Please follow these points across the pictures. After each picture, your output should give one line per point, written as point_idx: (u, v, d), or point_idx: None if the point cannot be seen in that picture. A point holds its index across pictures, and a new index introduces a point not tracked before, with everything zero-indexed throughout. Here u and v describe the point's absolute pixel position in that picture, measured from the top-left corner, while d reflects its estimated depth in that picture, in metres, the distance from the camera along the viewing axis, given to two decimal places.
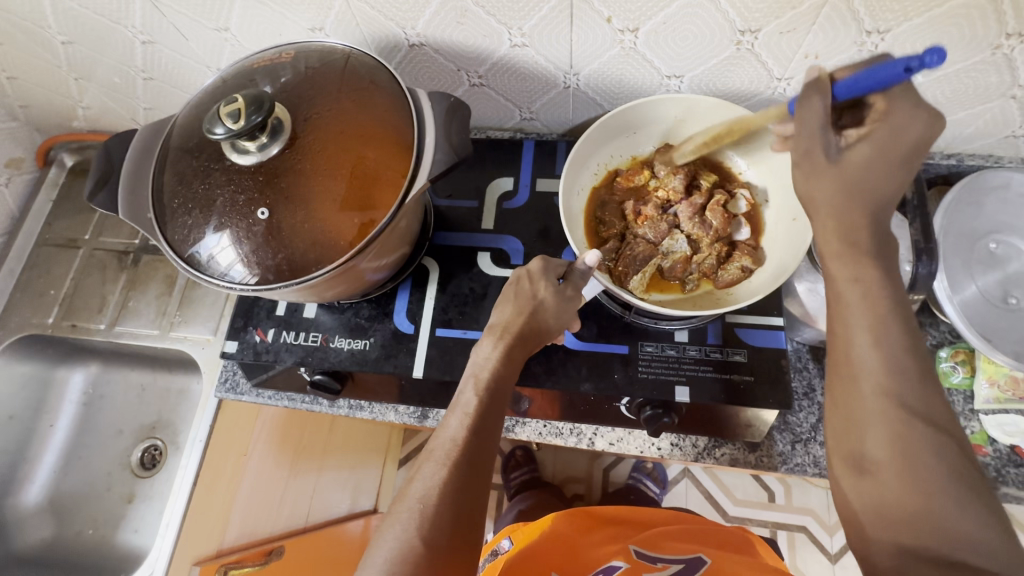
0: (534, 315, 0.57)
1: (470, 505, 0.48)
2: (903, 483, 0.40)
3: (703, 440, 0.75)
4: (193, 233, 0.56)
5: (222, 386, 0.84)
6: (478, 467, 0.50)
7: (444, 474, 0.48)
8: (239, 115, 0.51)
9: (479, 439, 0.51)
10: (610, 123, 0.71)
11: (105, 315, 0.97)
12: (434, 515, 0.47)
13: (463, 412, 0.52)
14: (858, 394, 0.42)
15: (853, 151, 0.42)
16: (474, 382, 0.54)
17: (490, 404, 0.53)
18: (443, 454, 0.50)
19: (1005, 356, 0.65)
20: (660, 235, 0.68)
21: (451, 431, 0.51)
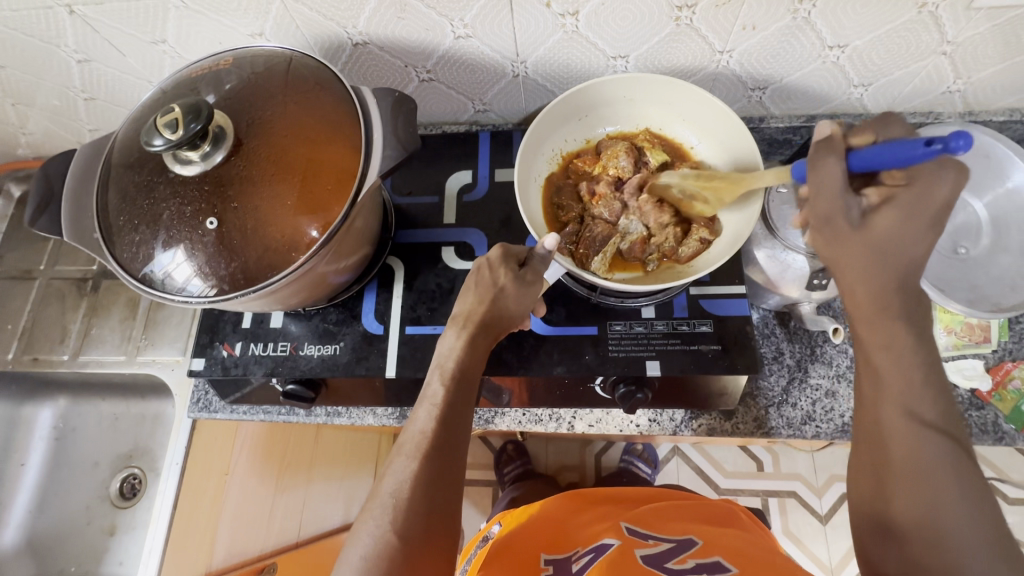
0: (496, 303, 0.57)
1: (442, 495, 0.49)
2: (929, 546, 0.41)
3: (680, 413, 0.76)
4: (143, 250, 0.55)
5: (195, 406, 0.82)
6: (448, 456, 0.50)
7: (415, 466, 0.49)
8: (177, 125, 0.50)
9: (449, 430, 0.51)
10: (560, 108, 0.71)
11: (68, 345, 0.95)
12: (408, 507, 0.47)
13: (431, 404, 0.53)
14: (888, 454, 0.45)
15: (878, 216, 0.47)
16: (440, 373, 0.55)
17: (458, 392, 0.53)
18: (413, 446, 0.50)
19: (957, 304, 0.67)
20: (615, 214, 0.69)
21: (420, 423, 0.52)
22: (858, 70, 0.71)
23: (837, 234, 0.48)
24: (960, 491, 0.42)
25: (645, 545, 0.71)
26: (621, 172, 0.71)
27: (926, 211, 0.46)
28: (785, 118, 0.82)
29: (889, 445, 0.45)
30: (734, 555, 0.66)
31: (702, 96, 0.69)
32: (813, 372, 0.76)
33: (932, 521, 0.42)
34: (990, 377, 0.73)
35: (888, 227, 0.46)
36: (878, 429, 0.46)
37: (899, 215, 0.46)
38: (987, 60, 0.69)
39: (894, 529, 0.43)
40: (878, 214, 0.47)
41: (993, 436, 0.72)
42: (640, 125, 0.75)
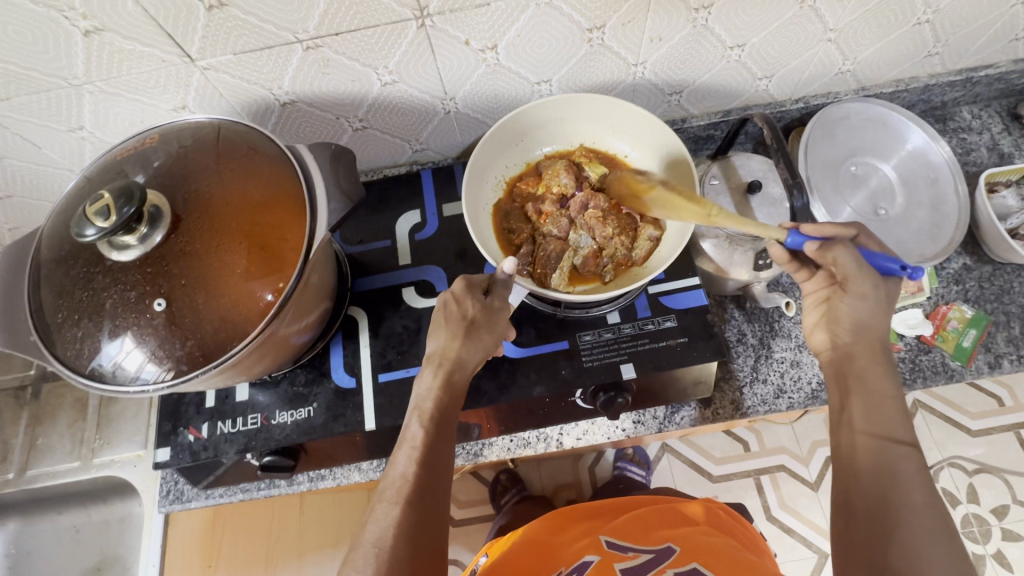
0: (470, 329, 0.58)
1: (425, 534, 0.50)
2: (891, 520, 0.49)
3: (662, 409, 0.77)
4: (89, 345, 0.52)
5: (166, 499, 0.77)
6: (431, 499, 0.52)
7: (398, 512, 0.51)
8: (109, 211, 0.48)
9: (429, 471, 0.53)
10: (496, 138, 0.74)
11: (12, 462, 0.87)
12: (392, 552, 0.48)
13: (411, 447, 0.54)
14: (858, 444, 0.54)
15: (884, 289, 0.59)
16: (418, 414, 0.56)
17: (436, 432, 0.55)
18: (394, 492, 0.52)
19: None
20: (564, 230, 0.71)
21: (402, 467, 0.53)
22: (760, 64, 0.78)
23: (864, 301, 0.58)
24: (917, 484, 0.51)
25: (625, 557, 0.72)
26: (564, 189, 0.74)
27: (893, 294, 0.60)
28: (705, 116, 0.87)
29: (858, 436, 0.55)
30: (709, 556, 0.71)
31: (626, 107, 0.73)
32: (775, 346, 0.79)
33: (889, 498, 0.50)
34: (931, 323, 0.79)
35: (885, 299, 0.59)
36: (855, 427, 0.55)
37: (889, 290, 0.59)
38: (866, 40, 0.76)
39: (860, 505, 0.51)
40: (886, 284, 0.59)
41: (945, 375, 0.77)
42: (575, 142, 0.79)
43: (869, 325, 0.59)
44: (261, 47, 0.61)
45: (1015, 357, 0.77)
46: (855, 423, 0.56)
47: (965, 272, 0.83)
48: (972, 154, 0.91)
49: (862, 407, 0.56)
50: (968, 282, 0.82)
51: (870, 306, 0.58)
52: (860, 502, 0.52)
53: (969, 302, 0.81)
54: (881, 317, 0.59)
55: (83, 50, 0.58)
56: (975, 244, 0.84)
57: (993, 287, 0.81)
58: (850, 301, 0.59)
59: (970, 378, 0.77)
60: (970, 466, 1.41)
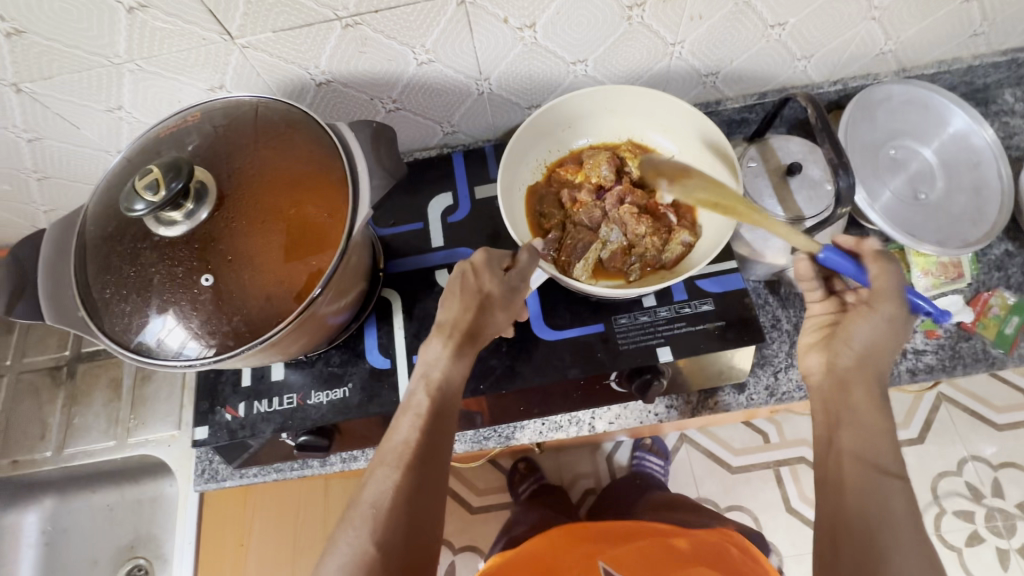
0: (463, 335, 0.58)
1: (424, 507, 0.53)
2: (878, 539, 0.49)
3: (695, 394, 0.76)
4: (136, 320, 0.52)
5: (200, 479, 0.78)
6: (432, 464, 0.54)
7: (399, 477, 0.53)
8: (158, 185, 0.48)
9: (432, 444, 0.55)
10: (536, 123, 0.71)
11: (49, 440, 0.88)
12: (387, 518, 0.51)
13: (415, 415, 0.56)
14: (843, 461, 0.54)
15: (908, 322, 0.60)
16: (425, 382, 0.57)
17: (441, 406, 0.56)
18: (396, 457, 0.54)
19: (931, 246, 0.74)
20: (596, 221, 0.69)
21: (404, 434, 0.55)
22: (800, 44, 0.76)
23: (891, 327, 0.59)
24: (900, 502, 0.51)
25: None
26: (603, 181, 0.71)
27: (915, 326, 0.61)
28: (740, 98, 0.85)
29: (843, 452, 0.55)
30: None
31: (677, 104, 0.69)
32: None
33: (877, 516, 0.50)
34: (972, 310, 0.77)
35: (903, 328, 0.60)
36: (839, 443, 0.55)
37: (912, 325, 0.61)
38: (911, 19, 0.74)
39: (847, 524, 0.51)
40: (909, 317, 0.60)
41: (986, 362, 0.75)
42: (623, 136, 0.75)
43: (875, 344, 0.59)
44: (301, 25, 0.61)
45: None
46: (841, 441, 0.56)
47: (1007, 259, 0.80)
48: (1015, 138, 0.89)
49: (852, 423, 0.56)
50: (1011, 269, 0.80)
51: (886, 327, 0.59)
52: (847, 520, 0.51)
53: (1011, 289, 0.79)
54: (880, 342, 0.58)
55: (127, 27, 0.58)
56: (1018, 230, 0.82)
57: None
58: (872, 319, 0.59)
59: (1013, 367, 0.75)
60: (995, 461, 1.40)
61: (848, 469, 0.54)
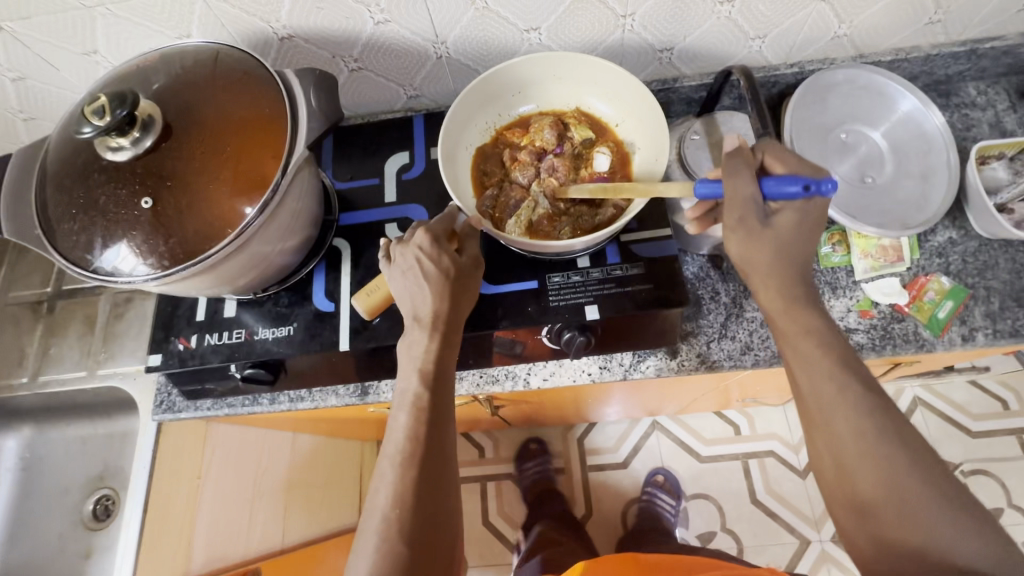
0: (435, 323, 0.62)
1: (427, 481, 0.58)
2: (899, 516, 0.51)
3: (629, 357, 0.79)
4: (84, 239, 0.57)
5: (159, 409, 0.83)
6: (429, 450, 0.60)
7: (400, 469, 0.58)
8: (104, 111, 0.52)
9: (428, 429, 0.60)
10: (484, 85, 0.74)
11: (26, 367, 0.94)
12: (404, 502, 0.57)
13: (410, 409, 0.61)
14: (847, 439, 0.54)
15: (779, 216, 0.59)
16: (420, 375, 0.62)
17: (435, 393, 0.62)
18: (395, 451, 0.60)
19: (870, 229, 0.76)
20: (533, 181, 0.72)
21: (403, 429, 0.60)
22: (751, 22, 0.78)
23: (750, 232, 0.58)
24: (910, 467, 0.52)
25: None
26: (545, 144, 0.74)
27: (813, 217, 0.59)
28: (697, 77, 0.87)
29: (836, 428, 0.55)
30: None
31: (617, 72, 0.71)
32: (747, 306, 0.80)
33: (894, 493, 0.51)
34: (908, 292, 0.78)
35: (789, 224, 0.59)
36: (826, 420, 0.55)
37: (794, 217, 0.58)
38: (863, 2, 0.75)
39: (867, 508, 0.52)
40: (780, 215, 0.59)
41: (916, 343, 0.76)
42: (572, 104, 0.78)
43: (752, 262, 0.60)
44: None
45: (991, 331, 0.76)
46: (832, 414, 0.55)
47: (949, 246, 0.81)
48: (972, 130, 0.89)
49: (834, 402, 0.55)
50: (952, 255, 0.81)
51: (745, 240, 0.59)
52: (867, 504, 0.52)
53: (950, 275, 0.80)
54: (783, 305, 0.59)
55: None
56: (962, 218, 0.82)
57: (976, 262, 0.80)
58: (732, 238, 0.60)
59: (942, 350, 0.76)
60: None
61: (855, 457, 0.53)
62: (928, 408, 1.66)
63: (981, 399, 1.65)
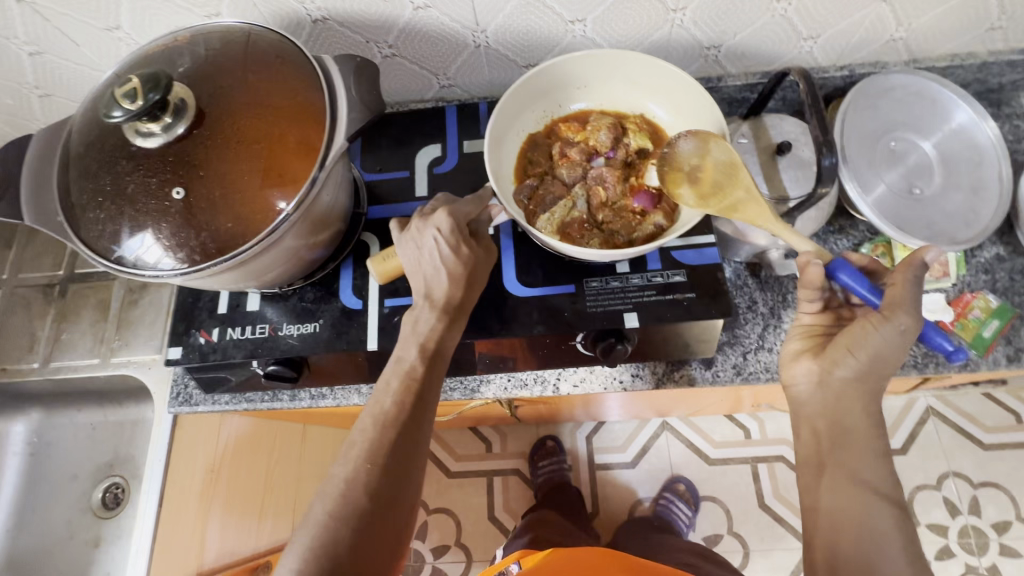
0: (449, 309, 0.61)
1: (404, 443, 0.57)
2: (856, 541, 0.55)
3: (662, 365, 0.77)
4: (108, 227, 0.54)
5: (175, 401, 0.81)
6: (414, 414, 0.58)
7: (381, 428, 0.57)
8: (137, 95, 0.50)
9: (416, 394, 0.58)
10: (546, 73, 0.70)
11: (37, 352, 0.91)
12: (374, 455, 0.56)
13: (406, 373, 0.59)
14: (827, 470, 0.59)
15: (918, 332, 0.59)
16: (417, 343, 0.60)
17: (431, 364, 0.60)
18: (378, 411, 0.58)
19: (918, 242, 0.73)
20: (577, 180, 0.67)
21: (389, 390, 0.59)
22: (805, 22, 0.74)
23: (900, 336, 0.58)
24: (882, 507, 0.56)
25: None
26: (598, 145, 0.69)
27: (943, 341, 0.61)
28: (742, 76, 0.83)
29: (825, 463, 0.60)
30: None
31: (688, 84, 0.67)
32: (785, 317, 0.78)
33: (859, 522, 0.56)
34: (952, 309, 0.76)
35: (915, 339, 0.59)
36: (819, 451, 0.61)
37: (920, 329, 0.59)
38: (923, 5, 0.72)
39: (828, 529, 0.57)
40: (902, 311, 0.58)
41: (959, 362, 0.74)
42: (637, 110, 0.73)
43: (881, 350, 0.58)
44: None
45: None
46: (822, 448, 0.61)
47: (996, 262, 0.79)
48: (1023, 143, 0.86)
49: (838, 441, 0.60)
50: (999, 273, 0.78)
51: (899, 339, 0.57)
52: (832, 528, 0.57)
53: (996, 292, 0.77)
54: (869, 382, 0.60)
55: None
56: (1010, 234, 0.80)
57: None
58: (886, 326, 0.58)
59: (986, 370, 0.74)
60: None
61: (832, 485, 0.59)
62: (941, 418, 1.65)
63: (994, 411, 1.64)
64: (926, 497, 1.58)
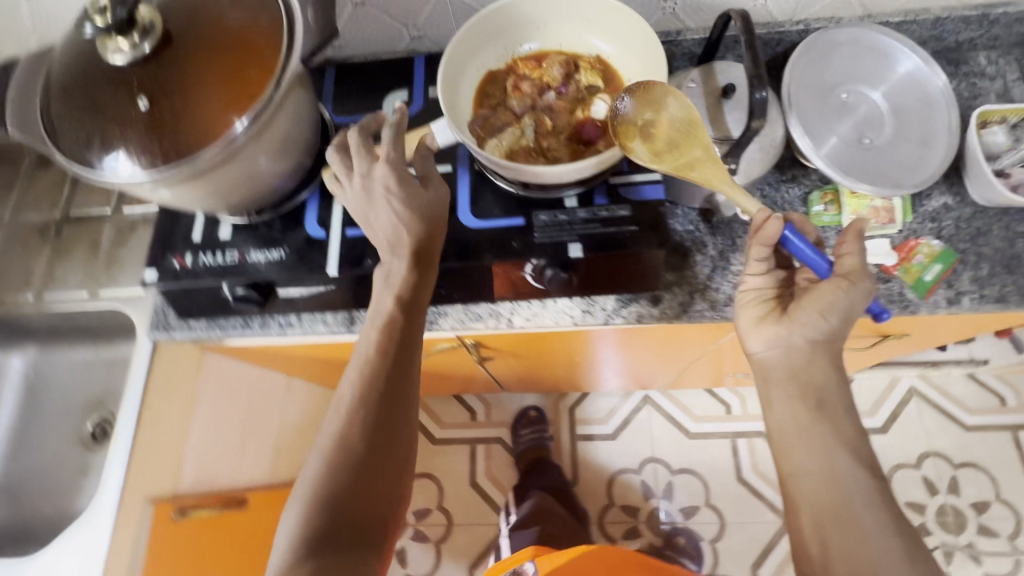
0: (415, 257, 0.65)
1: (389, 377, 0.63)
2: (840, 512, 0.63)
3: (611, 302, 0.80)
4: (81, 136, 0.59)
5: (154, 327, 0.86)
6: (396, 350, 0.64)
7: (365, 368, 0.63)
8: (105, 11, 0.56)
9: (394, 333, 0.64)
10: (502, 11, 0.73)
11: (31, 286, 0.97)
12: (362, 395, 0.62)
13: (378, 323, 0.64)
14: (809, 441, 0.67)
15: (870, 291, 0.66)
16: (390, 281, 0.65)
17: (406, 309, 0.64)
18: (360, 356, 0.64)
19: (867, 187, 0.76)
20: (526, 111, 0.72)
21: (368, 338, 0.64)
22: None
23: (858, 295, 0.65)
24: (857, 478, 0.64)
25: None
26: (551, 81, 0.73)
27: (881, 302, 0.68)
28: (700, 30, 0.86)
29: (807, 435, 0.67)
30: None
31: (636, 21, 0.70)
32: (734, 260, 0.80)
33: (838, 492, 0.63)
34: (896, 254, 0.78)
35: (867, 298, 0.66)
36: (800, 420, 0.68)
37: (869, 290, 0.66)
38: None
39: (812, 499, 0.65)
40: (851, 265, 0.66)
41: (899, 304, 0.76)
42: (590, 51, 0.76)
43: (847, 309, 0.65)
44: None
45: (977, 296, 0.76)
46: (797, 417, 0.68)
47: (943, 211, 0.80)
48: (979, 99, 0.87)
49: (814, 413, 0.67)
50: (945, 221, 0.80)
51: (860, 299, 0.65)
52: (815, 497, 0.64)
53: (940, 239, 0.79)
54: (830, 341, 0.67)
55: None
56: (959, 183, 0.81)
57: (969, 228, 0.79)
58: (852, 287, 0.65)
59: (926, 312, 0.76)
60: None
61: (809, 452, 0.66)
62: (923, 399, 1.64)
63: (978, 393, 1.63)
64: (906, 476, 1.58)
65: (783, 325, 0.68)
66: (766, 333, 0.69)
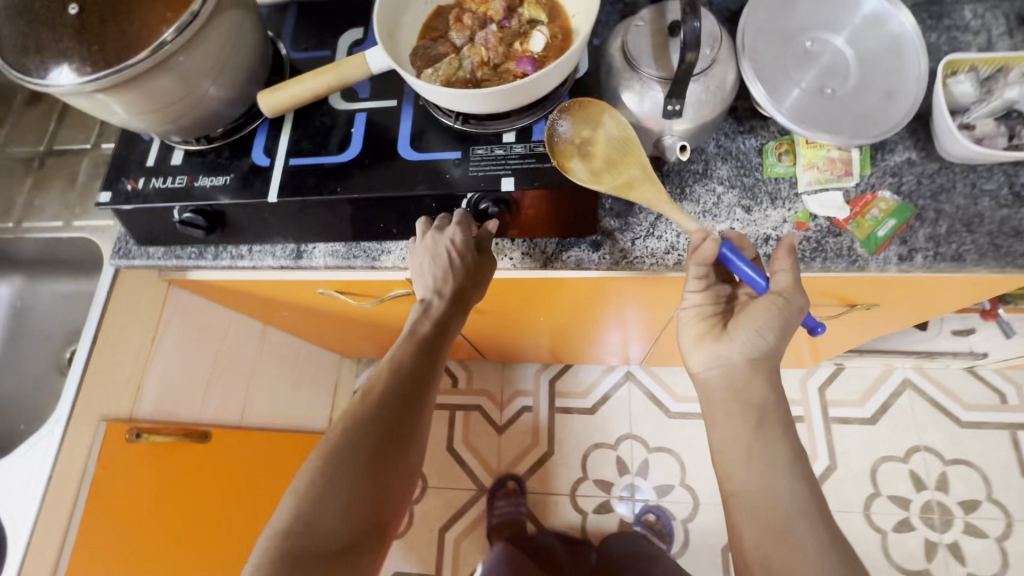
0: (455, 298, 0.73)
1: (408, 406, 0.67)
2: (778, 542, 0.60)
3: (552, 246, 0.80)
4: (15, 37, 0.62)
5: (116, 255, 0.89)
6: (419, 382, 0.68)
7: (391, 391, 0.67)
8: None
9: (422, 367, 0.69)
10: None
11: (12, 214, 1.03)
12: (381, 405, 0.65)
13: (411, 346, 0.70)
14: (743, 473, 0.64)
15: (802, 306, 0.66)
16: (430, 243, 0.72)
17: (438, 330, 0.71)
18: (387, 377, 0.68)
19: (827, 135, 0.73)
20: (465, 42, 0.72)
21: (396, 360, 0.69)
22: None
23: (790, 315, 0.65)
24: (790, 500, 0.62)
25: None
26: (493, 14, 0.73)
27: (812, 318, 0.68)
28: None
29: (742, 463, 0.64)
30: None
31: None
32: (680, 208, 0.78)
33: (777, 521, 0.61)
34: (849, 208, 0.75)
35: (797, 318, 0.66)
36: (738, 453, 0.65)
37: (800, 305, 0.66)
38: None
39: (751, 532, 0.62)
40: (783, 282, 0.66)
41: (848, 259, 0.74)
42: None
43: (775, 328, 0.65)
44: None
45: (931, 253, 0.73)
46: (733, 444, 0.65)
47: (906, 166, 0.77)
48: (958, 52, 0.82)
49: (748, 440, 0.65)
50: (906, 176, 0.76)
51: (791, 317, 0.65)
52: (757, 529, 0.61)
53: (899, 194, 0.76)
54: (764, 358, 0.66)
55: None
56: (925, 139, 0.78)
57: (931, 185, 0.76)
58: (783, 307, 0.65)
59: (875, 268, 0.73)
60: None
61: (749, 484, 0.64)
62: (917, 391, 1.55)
63: (976, 388, 1.54)
64: (893, 469, 1.49)
65: (721, 343, 0.68)
66: (707, 350, 0.69)
